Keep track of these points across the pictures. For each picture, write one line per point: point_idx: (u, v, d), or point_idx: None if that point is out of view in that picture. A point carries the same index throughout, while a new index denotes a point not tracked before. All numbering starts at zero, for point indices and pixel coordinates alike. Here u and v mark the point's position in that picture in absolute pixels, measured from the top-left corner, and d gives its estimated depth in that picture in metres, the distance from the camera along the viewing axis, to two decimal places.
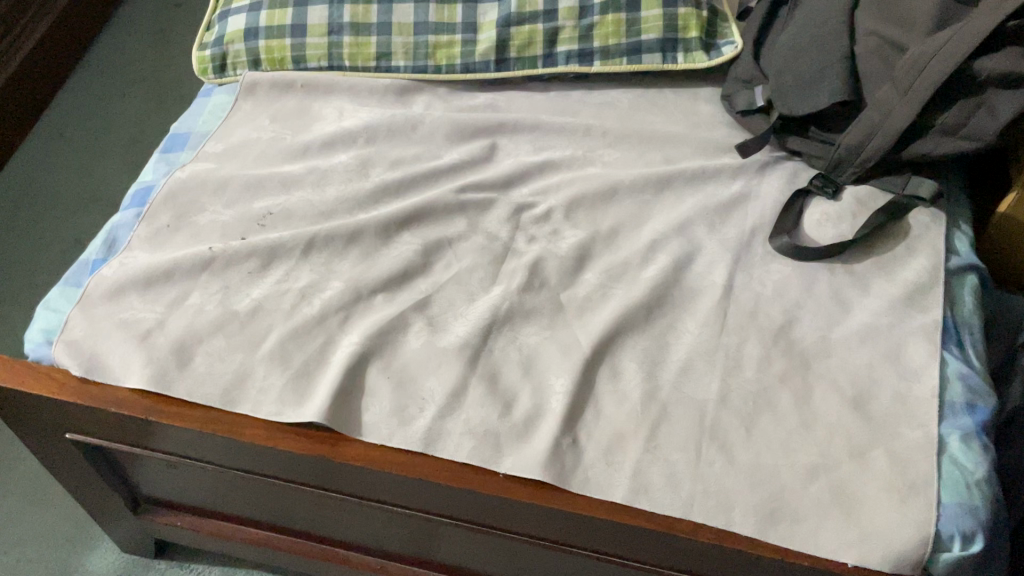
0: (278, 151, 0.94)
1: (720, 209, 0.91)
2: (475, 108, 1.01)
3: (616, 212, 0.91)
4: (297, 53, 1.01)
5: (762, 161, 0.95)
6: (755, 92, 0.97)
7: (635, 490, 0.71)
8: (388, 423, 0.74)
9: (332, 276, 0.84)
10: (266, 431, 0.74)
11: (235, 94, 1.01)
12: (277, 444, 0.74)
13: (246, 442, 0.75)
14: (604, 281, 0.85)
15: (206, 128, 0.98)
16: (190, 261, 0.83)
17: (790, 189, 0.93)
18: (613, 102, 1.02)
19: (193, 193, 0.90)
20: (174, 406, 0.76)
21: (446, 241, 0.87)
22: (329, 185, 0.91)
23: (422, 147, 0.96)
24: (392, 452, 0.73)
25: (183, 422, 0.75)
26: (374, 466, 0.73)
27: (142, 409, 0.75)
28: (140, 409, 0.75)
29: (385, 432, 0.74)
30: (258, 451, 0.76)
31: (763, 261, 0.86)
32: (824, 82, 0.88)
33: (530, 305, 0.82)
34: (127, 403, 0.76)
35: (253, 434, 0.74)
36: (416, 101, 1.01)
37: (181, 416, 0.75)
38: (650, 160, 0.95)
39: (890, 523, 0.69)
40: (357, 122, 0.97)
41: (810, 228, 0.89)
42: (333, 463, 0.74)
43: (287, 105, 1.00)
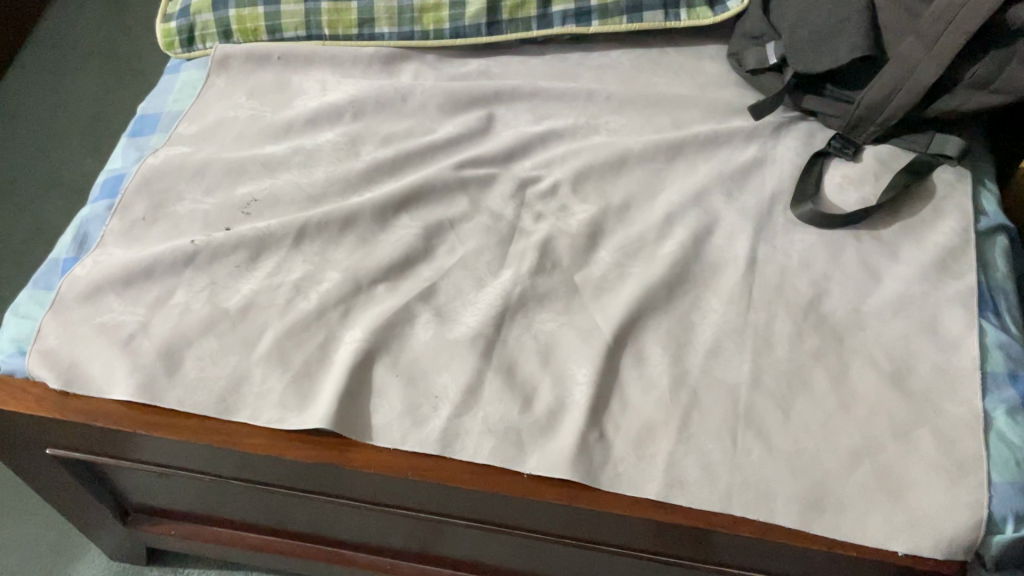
0: (258, 131, 0.87)
1: (736, 176, 0.85)
2: (467, 75, 0.94)
3: (626, 183, 0.85)
4: (272, 22, 0.93)
5: (776, 123, 0.89)
6: (766, 49, 0.90)
7: (670, 485, 0.66)
8: (400, 425, 0.69)
9: (327, 266, 0.77)
10: (271, 441, 0.69)
11: (207, 69, 0.93)
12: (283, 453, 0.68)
13: (249, 452, 0.69)
14: (620, 260, 0.79)
15: (177, 108, 0.90)
16: (172, 257, 0.76)
17: (808, 152, 0.88)
18: (614, 64, 0.95)
19: (169, 181, 0.83)
20: (170, 417, 0.70)
21: (448, 223, 0.81)
22: (317, 166, 0.84)
23: (414, 121, 0.89)
24: (407, 455, 0.68)
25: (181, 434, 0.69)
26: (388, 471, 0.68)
27: (136, 421, 0.70)
28: (135, 422, 0.70)
29: (398, 435, 0.69)
30: (261, 462, 0.70)
31: (786, 230, 0.81)
32: (844, 37, 0.82)
33: (544, 289, 0.77)
34: (120, 415, 0.70)
35: (256, 444, 0.69)
36: (404, 70, 0.94)
37: (178, 428, 0.70)
38: (658, 125, 0.90)
39: (941, 507, 0.65)
40: (341, 96, 0.89)
41: (832, 193, 0.84)
42: (344, 470, 0.69)
43: (264, 79, 0.92)
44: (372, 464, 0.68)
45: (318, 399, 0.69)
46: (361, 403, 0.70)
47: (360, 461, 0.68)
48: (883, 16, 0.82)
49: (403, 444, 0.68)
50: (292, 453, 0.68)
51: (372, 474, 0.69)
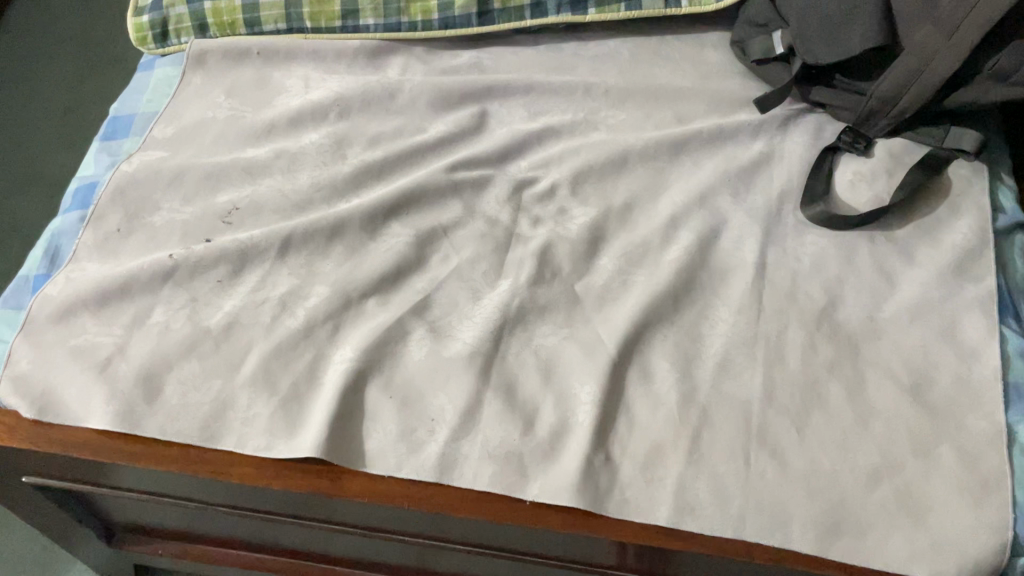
0: (237, 133, 0.82)
1: (743, 174, 0.81)
2: (458, 68, 0.89)
3: (628, 184, 0.81)
4: (250, 15, 0.88)
5: (783, 116, 0.85)
6: (772, 37, 0.85)
7: (680, 510, 0.63)
8: (395, 450, 0.65)
9: (315, 279, 0.73)
10: (259, 469, 0.65)
11: (182, 65, 0.88)
12: (273, 482, 0.65)
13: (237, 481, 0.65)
14: (623, 267, 0.75)
15: (152, 108, 0.85)
16: (150, 273, 0.72)
17: (817, 147, 0.83)
18: (612, 55, 0.91)
19: (144, 188, 0.78)
20: (152, 445, 0.66)
21: (441, 230, 0.77)
22: (302, 170, 0.80)
23: (403, 119, 0.84)
24: (402, 482, 0.65)
25: (164, 463, 0.65)
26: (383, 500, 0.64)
27: (116, 451, 0.66)
28: (115, 452, 0.66)
29: (392, 462, 0.65)
30: (249, 490, 0.67)
31: (797, 231, 0.77)
32: (858, 26, 0.77)
33: (543, 301, 0.73)
34: (98, 445, 0.66)
35: (244, 473, 0.65)
36: (391, 64, 0.89)
37: (161, 457, 0.66)
38: (660, 120, 0.85)
39: (964, 529, 0.62)
40: (326, 94, 0.85)
41: (844, 191, 0.80)
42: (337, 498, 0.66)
43: (244, 76, 0.87)
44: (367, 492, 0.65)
45: (307, 425, 0.66)
46: (353, 427, 0.66)
47: (354, 490, 0.65)
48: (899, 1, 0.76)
49: (398, 472, 0.65)
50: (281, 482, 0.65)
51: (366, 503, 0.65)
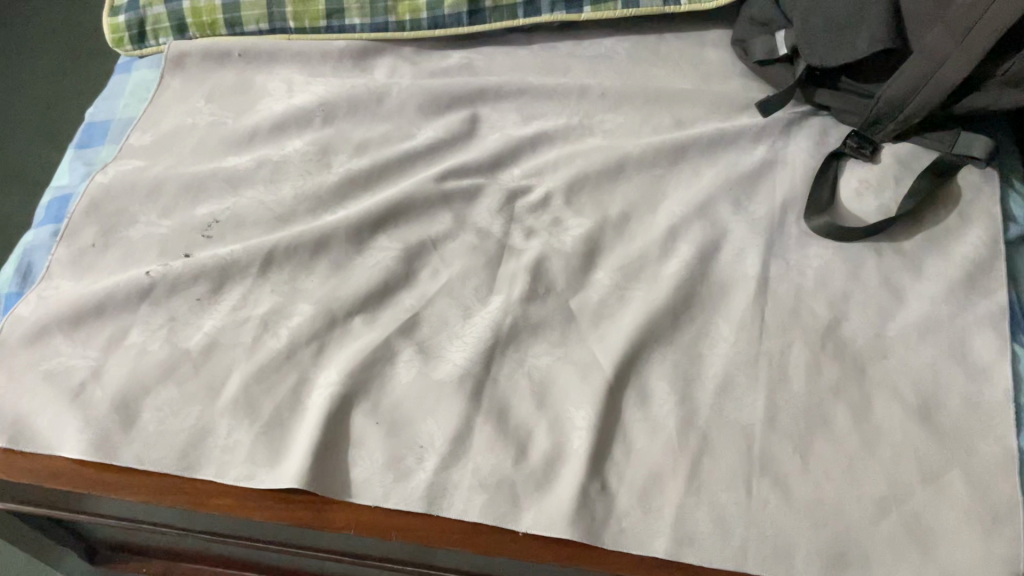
0: (218, 140, 0.79)
1: (744, 182, 0.78)
2: (448, 70, 0.85)
3: (625, 192, 0.78)
4: (230, 14, 0.84)
5: (786, 119, 0.82)
6: (774, 37, 0.82)
7: (679, 541, 0.61)
8: (382, 480, 0.63)
9: (298, 296, 0.70)
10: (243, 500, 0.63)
11: (161, 68, 0.84)
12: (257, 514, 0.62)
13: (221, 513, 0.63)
14: (619, 281, 0.72)
15: (129, 114, 0.82)
16: (126, 291, 0.69)
17: (822, 152, 0.80)
18: (608, 55, 0.87)
19: (120, 201, 0.75)
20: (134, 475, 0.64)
21: (431, 243, 0.74)
22: (285, 180, 0.76)
23: (391, 124, 0.81)
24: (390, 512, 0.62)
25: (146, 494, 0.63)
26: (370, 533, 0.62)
27: (96, 483, 0.63)
28: (95, 483, 0.63)
29: (378, 492, 0.62)
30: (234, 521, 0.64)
31: (800, 243, 0.74)
32: (863, 26, 0.74)
33: (537, 319, 0.70)
34: (78, 475, 0.63)
35: (228, 504, 0.63)
36: (378, 65, 0.85)
37: (143, 488, 0.63)
38: (658, 125, 0.82)
39: (975, 561, 0.59)
40: (310, 98, 0.81)
41: (849, 200, 0.77)
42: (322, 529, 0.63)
43: (225, 79, 0.83)
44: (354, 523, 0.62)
45: (289, 454, 0.63)
46: (338, 455, 0.64)
47: (339, 522, 0.62)
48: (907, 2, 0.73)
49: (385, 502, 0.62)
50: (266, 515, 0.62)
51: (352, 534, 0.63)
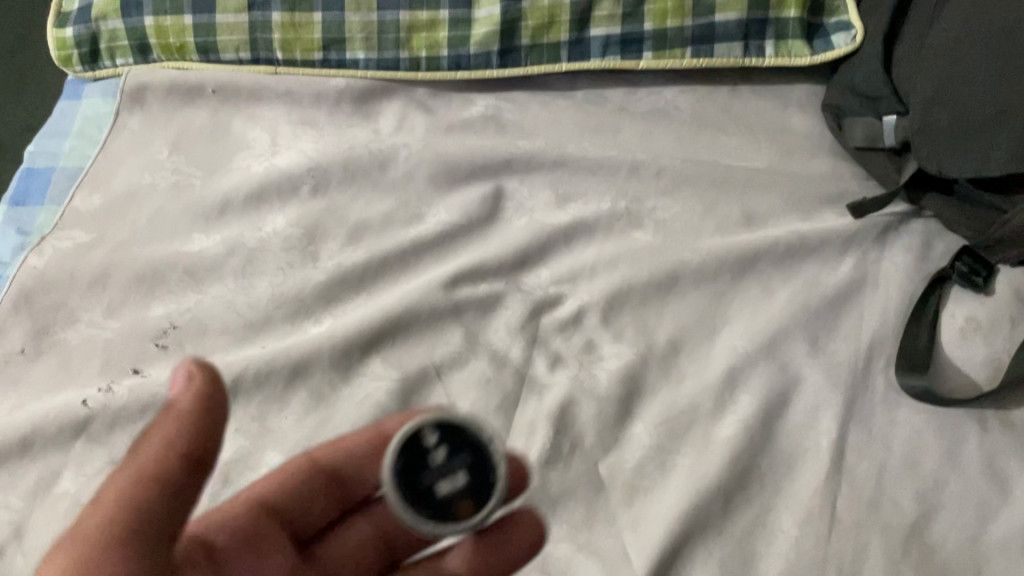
0: (182, 211, 0.64)
1: (824, 311, 0.63)
2: (470, 123, 0.69)
3: (676, 314, 0.63)
4: (203, 39, 0.67)
5: (883, 224, 0.66)
6: (881, 122, 0.66)
7: None
8: (486, 452, 0.45)
9: (268, 440, 0.57)
10: (319, 494, 0.51)
11: (117, 101, 0.69)
12: (354, 521, 0.53)
13: (321, 518, 0.52)
14: (662, 442, 0.59)
15: (76, 162, 0.67)
16: (59, 425, 0.56)
17: (923, 273, 0.65)
18: (669, 112, 0.71)
19: (58, 293, 0.61)
20: (253, 493, 0.49)
21: (435, 372, 0.60)
22: (260, 274, 0.62)
23: (395, 199, 0.66)
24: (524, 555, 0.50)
25: (269, 506, 0.50)
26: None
27: (219, 538, 0.46)
28: (207, 558, 0.45)
29: (484, 475, 0.45)
30: (330, 564, 0.52)
31: (887, 404, 0.60)
32: (1004, 135, 0.57)
33: (557, 488, 0.57)
34: (212, 529, 0.46)
35: (309, 521, 0.52)
36: (385, 111, 0.69)
37: (279, 510, 0.50)
38: (723, 219, 0.67)
39: None
40: (297, 160, 0.66)
41: (952, 346, 0.62)
42: (186, 491, 0.39)
43: (195, 121, 0.68)
44: (483, 560, 0.49)
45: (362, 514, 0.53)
46: (452, 421, 0.45)
47: (157, 446, 0.39)
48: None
49: (495, 483, 0.45)
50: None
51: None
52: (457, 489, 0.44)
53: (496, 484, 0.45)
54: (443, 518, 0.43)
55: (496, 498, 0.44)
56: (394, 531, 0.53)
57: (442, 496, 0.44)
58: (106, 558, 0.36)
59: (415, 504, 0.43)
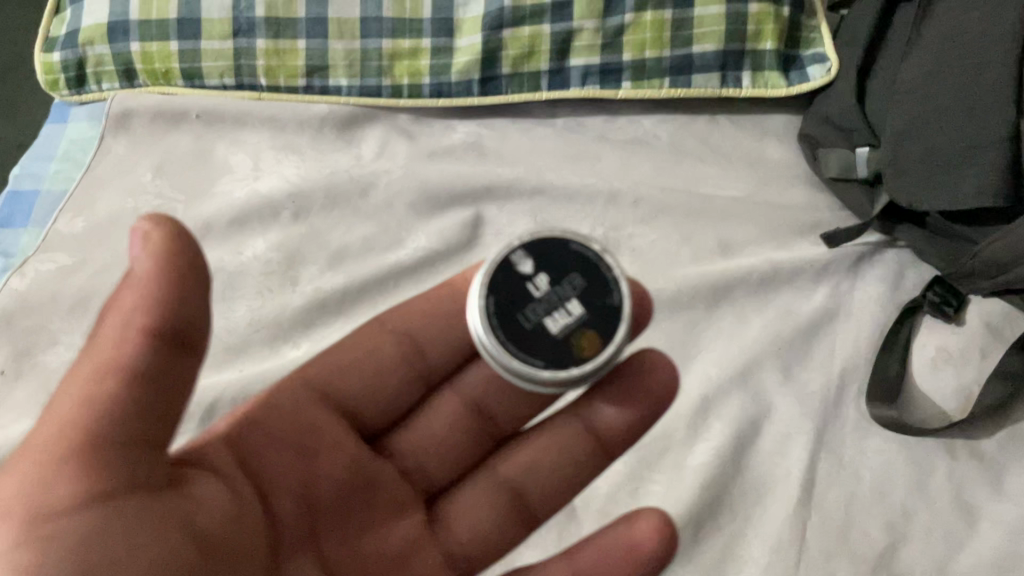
0: None
1: (797, 340, 0.64)
2: (451, 149, 0.70)
3: (651, 341, 0.64)
4: (188, 64, 0.68)
5: (856, 254, 0.67)
6: (854, 154, 0.66)
7: None
8: (602, 279, 0.47)
9: None
10: (398, 382, 0.54)
11: (102, 125, 0.69)
12: (434, 405, 0.55)
13: (390, 417, 0.55)
14: (634, 469, 0.60)
15: (61, 185, 0.68)
16: None
17: (896, 304, 0.66)
18: (648, 141, 0.72)
19: (38, 315, 0.62)
20: (343, 357, 0.53)
21: None
22: (240, 298, 0.63)
23: (375, 225, 0.66)
24: (653, 408, 0.52)
25: (347, 391, 0.53)
26: (195, 519, 0.40)
27: (274, 421, 0.49)
28: (271, 433, 0.48)
29: (597, 301, 0.47)
30: (417, 449, 0.55)
31: (857, 434, 0.61)
32: (970, 170, 0.58)
33: None
34: (265, 414, 0.49)
35: (396, 396, 0.55)
36: (367, 137, 0.70)
37: (360, 381, 0.53)
38: (699, 248, 0.68)
39: None
40: (279, 185, 0.67)
41: (922, 377, 0.63)
42: (170, 372, 0.39)
43: (179, 146, 0.69)
44: (610, 413, 0.52)
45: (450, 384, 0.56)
46: (547, 254, 0.47)
47: (111, 343, 0.38)
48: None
49: (614, 303, 0.47)
50: (535, 474, 0.53)
51: (197, 486, 0.41)
52: (570, 322, 0.46)
53: (617, 305, 0.47)
54: (563, 350, 0.46)
55: (621, 331, 0.46)
56: (498, 411, 0.55)
57: (557, 331, 0.46)
58: (61, 473, 0.36)
59: (532, 354, 0.46)
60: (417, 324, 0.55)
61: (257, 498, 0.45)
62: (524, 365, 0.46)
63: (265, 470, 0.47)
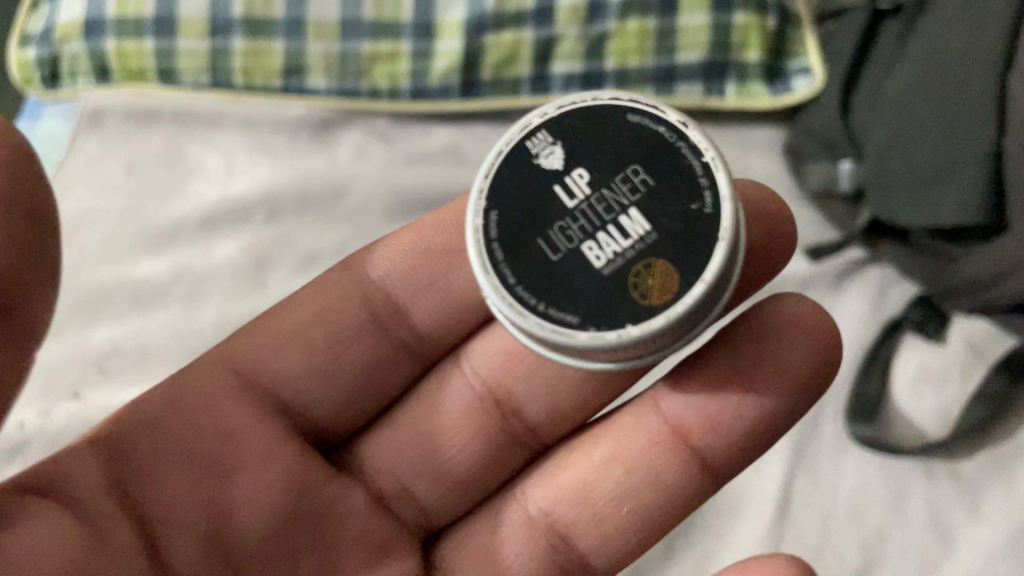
0: (132, 235, 0.65)
1: None
2: (429, 155, 0.69)
3: None
4: (163, 62, 0.67)
5: (838, 270, 0.66)
6: (837, 169, 0.65)
7: None
8: (675, 177, 0.44)
9: None
10: (377, 364, 0.54)
11: (72, 123, 0.68)
12: (430, 392, 0.54)
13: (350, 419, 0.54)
14: None
15: None
16: None
17: (877, 321, 0.64)
18: None
19: None
20: (290, 336, 0.52)
21: None
22: (206, 303, 0.63)
23: (347, 230, 0.66)
24: (783, 383, 0.46)
25: (284, 379, 0.52)
26: (4, 562, 0.38)
27: (180, 428, 0.48)
28: (171, 443, 0.47)
29: (666, 211, 0.43)
30: (393, 451, 0.53)
31: (834, 452, 0.60)
32: (950, 189, 0.57)
33: None
34: (166, 418, 0.48)
35: (365, 372, 0.54)
36: (343, 139, 0.69)
37: (314, 372, 0.53)
38: None
39: None
40: (251, 186, 0.66)
41: (902, 396, 0.62)
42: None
43: (150, 145, 0.68)
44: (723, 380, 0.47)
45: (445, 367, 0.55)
46: (598, 172, 0.44)
47: None
48: (1014, 142, 0.55)
49: (696, 209, 0.43)
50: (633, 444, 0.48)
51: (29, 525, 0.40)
52: (622, 254, 0.43)
53: (698, 212, 0.43)
54: (621, 287, 0.42)
55: (704, 258, 0.42)
56: (520, 400, 0.52)
57: (602, 268, 0.43)
58: None
59: (565, 308, 0.42)
60: (379, 316, 0.54)
61: (135, 528, 0.44)
62: (558, 320, 0.42)
63: (150, 480, 0.46)
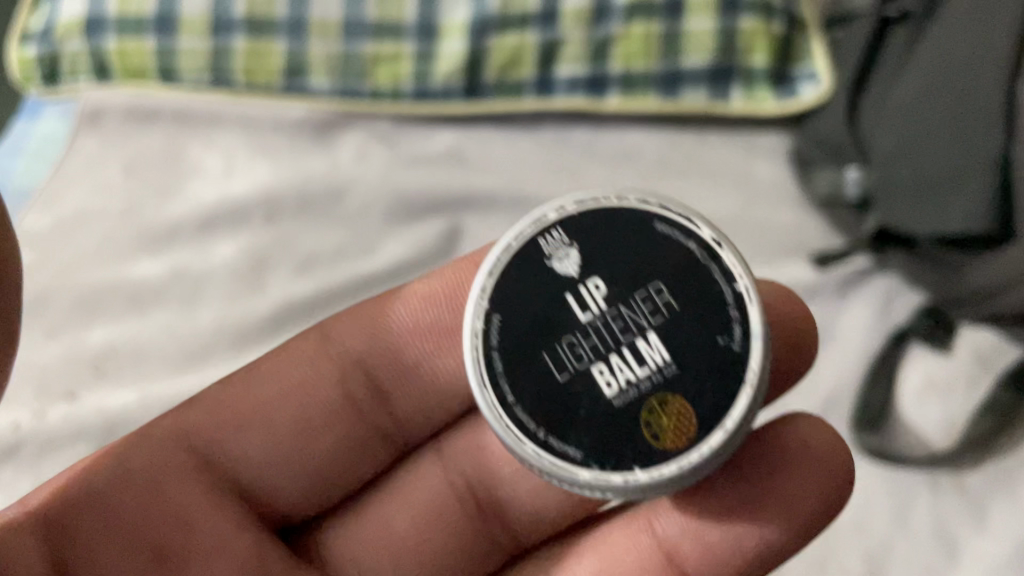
0: (130, 236, 0.64)
1: None
2: (431, 157, 0.69)
3: None
4: (164, 62, 0.66)
5: (843, 279, 0.65)
6: (843, 177, 0.64)
7: None
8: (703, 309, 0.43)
9: None
10: (352, 447, 0.52)
11: (71, 123, 0.68)
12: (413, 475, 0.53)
13: (319, 500, 0.53)
14: None
15: (29, 182, 0.67)
16: None
17: (883, 330, 0.64)
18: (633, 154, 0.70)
19: None
20: (262, 404, 0.51)
21: None
22: (204, 304, 0.62)
23: (348, 232, 0.65)
24: (786, 518, 0.45)
25: (248, 457, 0.50)
26: None
27: (137, 511, 0.47)
28: (125, 525, 0.46)
29: (693, 351, 0.42)
30: (365, 533, 0.52)
31: None
32: (958, 196, 0.56)
33: None
34: (122, 497, 0.47)
35: (348, 454, 0.52)
36: (344, 140, 0.69)
37: (281, 456, 0.51)
38: None
39: None
40: (251, 187, 0.66)
41: (908, 406, 0.61)
42: None
43: (150, 146, 0.68)
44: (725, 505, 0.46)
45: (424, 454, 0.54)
46: (616, 293, 0.44)
47: None
48: None
49: (722, 344, 0.42)
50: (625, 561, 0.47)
51: None
52: (635, 385, 0.42)
53: (728, 350, 0.42)
54: (631, 426, 0.42)
55: (730, 407, 0.41)
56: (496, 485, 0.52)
57: (616, 402, 0.42)
58: None
59: (567, 440, 0.42)
60: (369, 340, 0.52)
61: None
62: (558, 450, 0.42)
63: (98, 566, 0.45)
